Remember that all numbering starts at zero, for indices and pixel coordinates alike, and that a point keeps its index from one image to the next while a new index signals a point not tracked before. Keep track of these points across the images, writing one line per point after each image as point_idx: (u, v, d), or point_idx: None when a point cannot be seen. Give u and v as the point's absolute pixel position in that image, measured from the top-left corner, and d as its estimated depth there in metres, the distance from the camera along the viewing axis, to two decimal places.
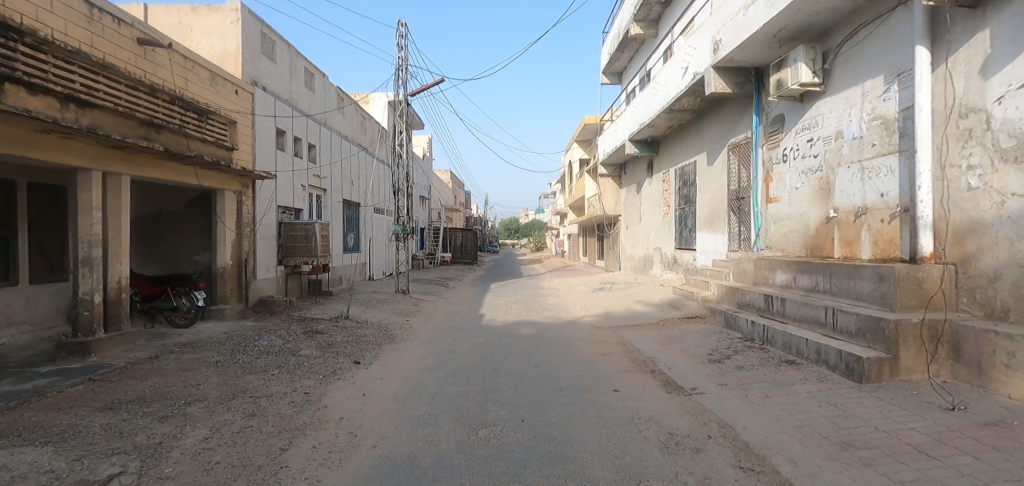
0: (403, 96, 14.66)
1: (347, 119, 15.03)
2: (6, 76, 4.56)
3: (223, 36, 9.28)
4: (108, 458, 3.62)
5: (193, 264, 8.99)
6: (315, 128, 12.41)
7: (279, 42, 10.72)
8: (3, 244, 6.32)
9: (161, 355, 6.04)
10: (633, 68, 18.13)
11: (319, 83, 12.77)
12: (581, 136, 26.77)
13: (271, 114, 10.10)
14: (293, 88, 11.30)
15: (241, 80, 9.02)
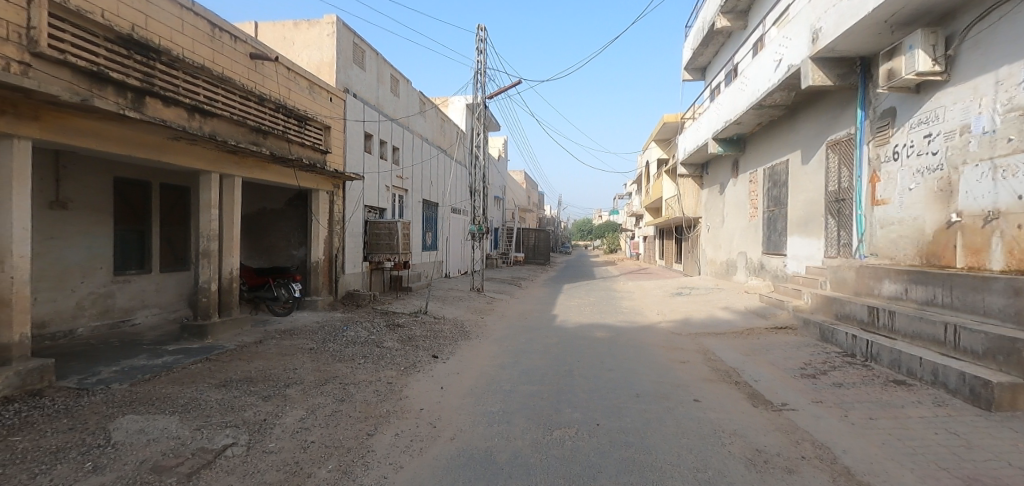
0: (481, 99, 15.01)
1: (428, 122, 15.69)
2: (146, 91, 5.33)
3: (320, 48, 10.04)
4: (222, 431, 4.17)
5: (290, 258, 9.79)
6: (399, 131, 13.08)
7: (369, 51, 11.39)
8: (140, 237, 7.19)
9: (265, 340, 6.64)
10: (718, 63, 17.25)
11: (403, 89, 13.44)
12: (659, 135, 25.98)
13: (360, 119, 10.75)
14: (380, 93, 11.97)
15: (335, 88, 9.68)
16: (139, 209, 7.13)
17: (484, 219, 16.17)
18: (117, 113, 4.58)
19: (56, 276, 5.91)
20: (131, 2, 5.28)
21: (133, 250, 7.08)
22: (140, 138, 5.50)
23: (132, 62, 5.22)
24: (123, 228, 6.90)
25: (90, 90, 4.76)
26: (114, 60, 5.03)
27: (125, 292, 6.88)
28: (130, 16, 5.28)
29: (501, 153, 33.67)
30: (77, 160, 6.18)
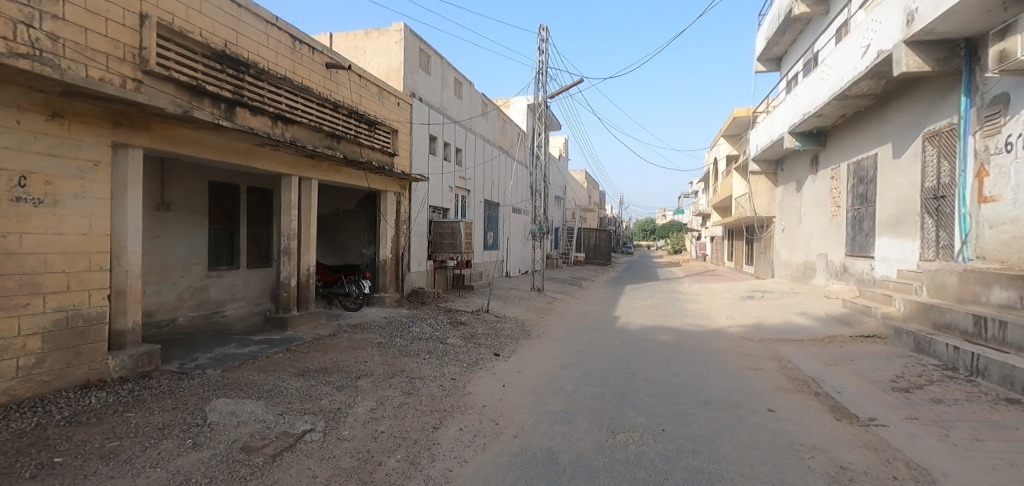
0: (542, 98, 15.05)
1: (490, 123, 15.94)
2: (237, 102, 5.82)
3: (389, 55, 10.50)
4: (302, 416, 4.47)
5: (360, 256, 10.29)
6: (462, 133, 13.40)
7: (434, 56, 11.76)
8: (230, 236, 7.85)
9: (338, 333, 7.04)
10: (795, 52, 16.22)
11: (466, 91, 13.75)
12: (729, 130, 24.79)
13: (426, 122, 11.11)
14: (444, 97, 12.32)
15: (402, 93, 10.06)
16: (229, 210, 7.77)
17: (545, 219, 16.18)
18: (212, 123, 5.03)
19: (160, 270, 6.59)
20: (225, 21, 5.80)
21: (225, 247, 7.74)
22: (232, 145, 6.02)
23: (225, 76, 5.73)
24: (217, 228, 7.56)
25: (190, 102, 5.29)
26: (210, 74, 5.55)
27: (218, 285, 7.54)
28: (224, 34, 5.79)
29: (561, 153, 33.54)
30: (179, 167, 6.84)
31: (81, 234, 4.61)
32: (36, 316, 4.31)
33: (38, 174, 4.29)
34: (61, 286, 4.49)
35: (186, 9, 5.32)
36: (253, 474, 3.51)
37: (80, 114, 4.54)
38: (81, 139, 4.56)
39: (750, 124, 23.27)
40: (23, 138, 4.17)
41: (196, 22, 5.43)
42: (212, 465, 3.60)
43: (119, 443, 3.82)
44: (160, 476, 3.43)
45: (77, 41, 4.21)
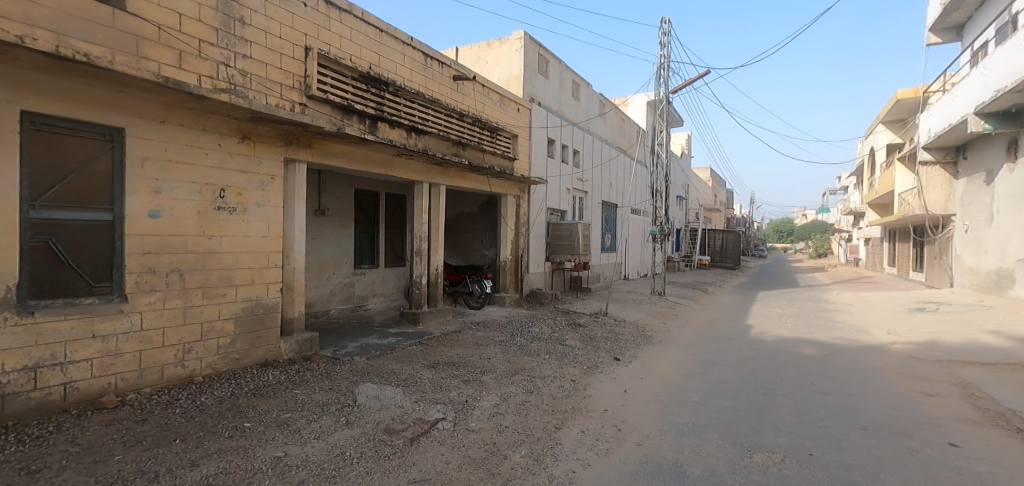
0: (664, 94, 14.45)
1: (608, 123, 15.75)
2: (379, 117, 6.49)
3: (509, 63, 10.90)
4: (434, 405, 4.82)
5: (482, 257, 10.79)
6: (579, 135, 13.42)
7: (552, 60, 11.94)
8: (371, 238, 8.76)
9: (464, 330, 7.47)
10: (984, 15, 13.47)
11: (584, 92, 13.75)
12: (891, 114, 21.40)
13: (544, 126, 11.31)
14: (562, 100, 12.44)
15: (522, 99, 10.37)
16: (371, 214, 8.68)
17: (666, 220, 15.48)
18: (360, 138, 5.67)
19: (317, 268, 7.59)
20: (370, 46, 6.49)
21: (367, 248, 8.66)
22: (374, 157, 6.72)
23: (369, 95, 6.42)
24: (361, 231, 8.49)
25: (342, 120, 6.02)
26: (357, 94, 6.26)
27: (363, 282, 8.47)
28: (370, 57, 6.48)
29: (683, 150, 31.81)
30: (333, 177, 7.81)
31: (262, 236, 5.50)
32: (230, 304, 5.23)
33: (232, 187, 5.20)
34: (248, 280, 5.39)
35: (340, 38, 6.06)
36: (395, 454, 3.88)
37: (262, 136, 5.45)
38: (262, 157, 5.46)
39: (919, 106, 19.81)
40: (222, 158, 5.10)
41: (347, 49, 6.16)
42: (362, 442, 4.06)
43: (290, 415, 4.48)
44: (322, 446, 3.96)
45: (260, 74, 5.14)
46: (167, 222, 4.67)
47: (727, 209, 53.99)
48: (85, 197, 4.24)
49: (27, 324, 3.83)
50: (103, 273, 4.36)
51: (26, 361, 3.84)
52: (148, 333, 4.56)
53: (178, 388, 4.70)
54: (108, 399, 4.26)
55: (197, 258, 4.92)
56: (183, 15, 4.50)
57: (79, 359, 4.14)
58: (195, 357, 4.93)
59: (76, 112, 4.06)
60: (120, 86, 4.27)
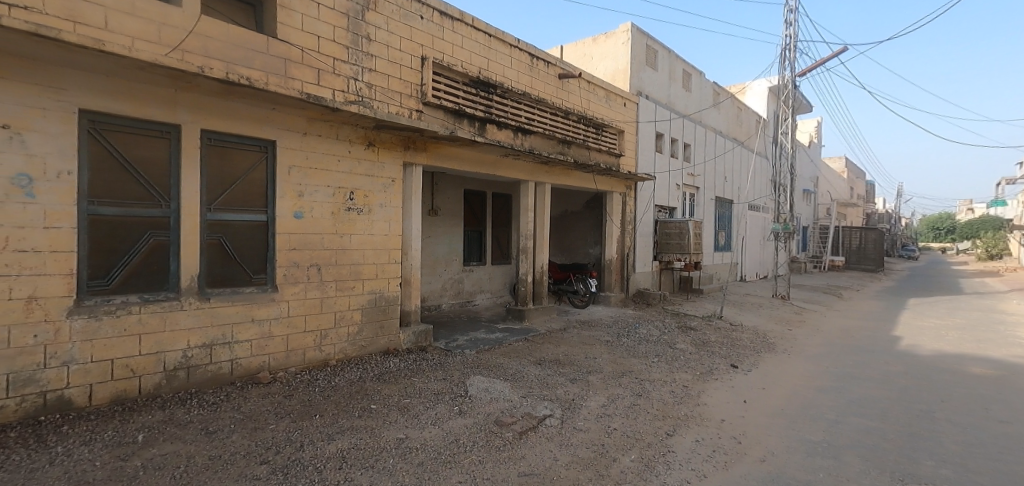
0: (789, 78, 13.18)
1: (722, 113, 14.76)
2: (487, 119, 6.72)
3: (616, 57, 10.70)
4: (541, 402, 4.88)
5: (586, 256, 10.76)
6: (691, 127, 12.76)
7: (661, 50, 11.50)
8: (479, 236, 9.13)
9: (568, 328, 7.48)
10: None
11: (696, 82, 13.02)
12: None
13: (652, 119, 10.91)
14: (672, 91, 11.90)
15: (630, 93, 10.11)
16: (479, 214, 9.04)
17: (791, 216, 14.03)
18: (470, 140, 5.92)
19: (431, 265, 8.10)
20: (480, 51, 6.74)
21: (475, 246, 9.05)
22: (482, 158, 6.98)
23: (478, 99, 6.68)
24: (470, 229, 8.89)
25: (454, 124, 6.34)
26: (468, 98, 6.55)
27: (472, 279, 8.87)
28: (479, 62, 6.73)
29: (811, 137, 28.60)
30: (444, 179, 8.27)
31: (385, 235, 6.00)
32: (358, 296, 5.76)
33: (360, 190, 5.73)
34: (372, 274, 5.90)
35: (453, 46, 6.38)
36: (504, 446, 4.00)
37: (384, 142, 5.93)
38: (384, 162, 5.94)
39: None
40: (352, 164, 5.63)
41: (459, 56, 6.46)
42: (474, 431, 4.24)
43: (409, 400, 4.83)
44: (437, 432, 4.21)
45: (383, 85, 5.60)
46: (308, 222, 5.28)
47: (866, 203, 47.38)
48: (247, 201, 4.95)
49: (205, 308, 4.60)
50: (259, 266, 5.05)
51: (205, 339, 4.63)
52: (294, 320, 5.21)
53: (317, 370, 5.32)
54: (263, 376, 4.95)
55: (331, 254, 5.49)
56: (321, 37, 5.05)
57: (242, 339, 4.86)
58: (330, 343, 5.52)
59: (239, 129, 4.77)
60: (272, 104, 4.92)
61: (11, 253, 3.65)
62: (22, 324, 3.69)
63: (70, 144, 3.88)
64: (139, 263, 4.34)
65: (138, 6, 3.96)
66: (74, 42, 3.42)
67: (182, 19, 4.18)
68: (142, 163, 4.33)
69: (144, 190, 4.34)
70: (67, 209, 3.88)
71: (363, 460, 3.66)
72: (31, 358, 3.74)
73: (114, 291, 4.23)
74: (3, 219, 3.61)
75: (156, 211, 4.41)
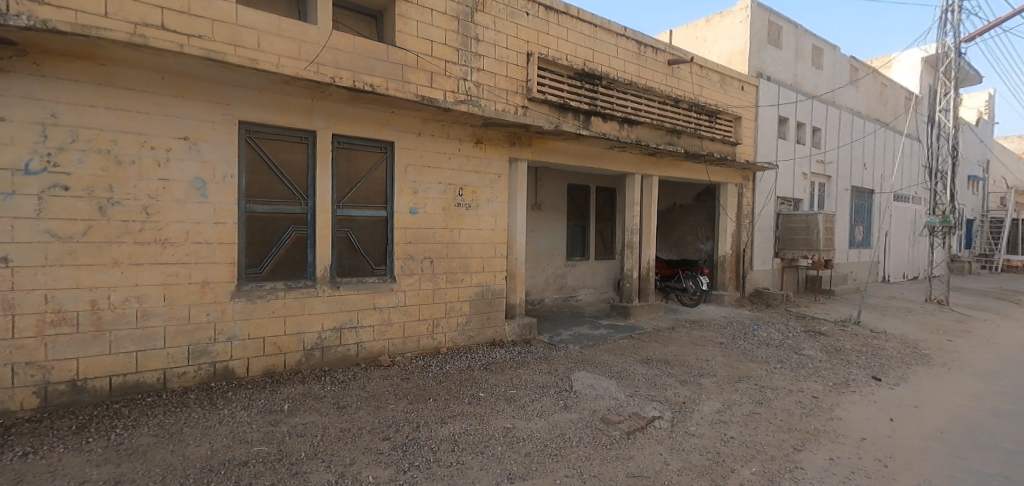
0: (952, 45, 11.24)
1: (862, 92, 13.05)
2: (593, 112, 6.61)
3: (732, 37, 9.95)
4: (650, 402, 4.71)
5: (696, 252, 10.22)
6: (822, 109, 11.46)
7: (786, 26, 10.44)
8: (582, 230, 9.05)
9: (677, 328, 7.15)
10: None
11: (828, 58, 11.65)
12: None
13: (775, 103, 9.97)
14: (798, 70, 10.76)
15: (749, 76, 9.32)
16: (582, 208, 8.98)
17: (950, 208, 11.95)
18: (576, 134, 5.87)
19: (534, 259, 8.22)
20: (585, 42, 6.64)
21: (578, 241, 9.00)
22: (586, 151, 6.89)
23: (583, 91, 6.59)
24: (573, 224, 8.86)
25: (559, 118, 6.33)
26: (573, 92, 6.49)
27: (574, 273, 8.84)
28: (584, 54, 6.62)
29: (978, 114, 24.03)
30: (548, 173, 8.33)
31: (491, 229, 6.19)
32: (467, 288, 6.01)
33: (469, 186, 5.96)
34: (480, 267, 6.12)
35: (558, 40, 6.36)
36: (612, 444, 3.92)
37: (492, 139, 6.10)
38: (491, 159, 6.12)
39: None
40: (462, 161, 5.88)
41: (564, 49, 6.42)
42: (580, 427, 4.21)
43: (515, 391, 4.93)
44: (544, 425, 4.25)
45: (490, 84, 5.75)
46: (422, 218, 5.62)
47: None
48: (370, 198, 5.39)
49: (336, 295, 5.11)
50: (380, 258, 5.47)
51: (336, 323, 5.14)
52: (410, 308, 5.58)
53: (430, 356, 5.65)
54: (384, 359, 5.38)
55: (443, 248, 5.79)
56: (434, 42, 5.32)
57: (366, 324, 5.32)
58: (442, 331, 5.84)
59: (362, 132, 5.20)
60: (391, 108, 5.28)
61: (190, 244, 4.36)
62: (198, 304, 4.40)
63: (232, 151, 4.51)
64: (284, 254, 4.94)
65: (283, 28, 4.50)
66: (234, 63, 3.96)
67: (318, 36, 4.67)
68: (286, 166, 4.90)
69: (288, 190, 4.92)
70: (230, 208, 4.54)
71: (474, 446, 3.82)
72: (205, 332, 4.45)
73: (266, 278, 4.85)
74: (186, 216, 4.32)
75: (297, 208, 4.98)
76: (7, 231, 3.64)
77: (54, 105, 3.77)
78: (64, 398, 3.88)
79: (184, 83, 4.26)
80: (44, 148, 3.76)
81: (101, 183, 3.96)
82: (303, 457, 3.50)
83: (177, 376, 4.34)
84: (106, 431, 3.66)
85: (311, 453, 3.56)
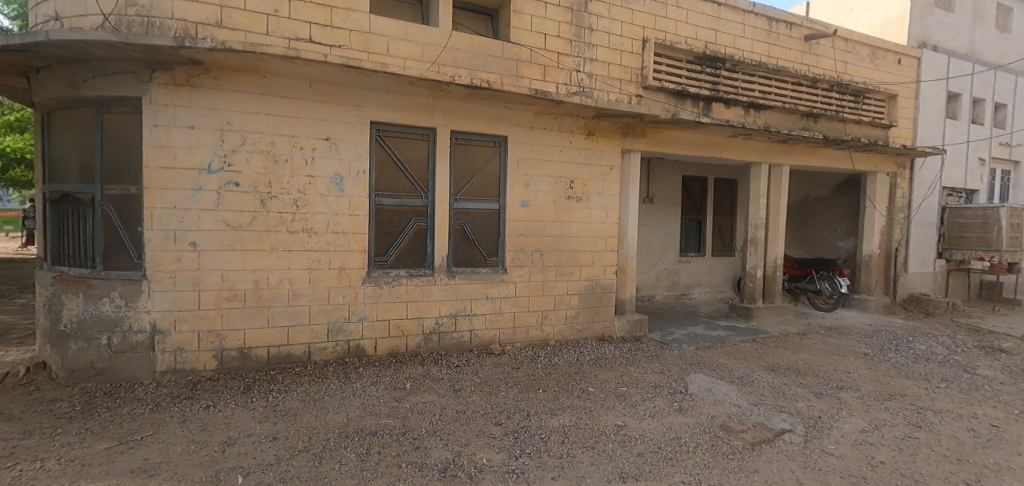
0: None
1: None
2: (714, 98, 6.18)
3: (887, 3, 8.68)
4: (778, 413, 4.30)
5: (834, 250, 9.33)
6: (1009, 81, 9.54)
7: None
8: (698, 225, 8.55)
9: (810, 334, 6.47)
10: None
11: (1019, 19, 9.65)
12: None
13: (942, 76, 8.50)
14: (976, 36, 9.06)
15: (907, 47, 8.05)
16: (698, 200, 8.50)
17: None
18: (696, 121, 5.53)
19: (646, 254, 7.96)
20: (707, 23, 6.21)
21: (693, 236, 8.52)
22: (706, 140, 6.49)
23: (704, 76, 6.19)
24: (688, 217, 8.41)
25: (677, 105, 6.02)
26: (692, 77, 6.13)
27: (688, 270, 8.39)
28: (706, 36, 6.20)
29: None
30: (662, 164, 7.98)
31: (602, 222, 6.09)
32: (576, 282, 5.99)
33: (580, 179, 5.91)
34: (590, 261, 6.06)
35: (677, 23, 6.02)
36: (733, 454, 3.63)
37: (604, 131, 5.98)
38: (603, 150, 6.00)
39: None
40: (573, 154, 5.84)
41: (684, 32, 6.06)
42: (697, 432, 3.98)
43: (627, 389, 4.81)
44: (657, 426, 4.08)
45: (604, 74, 5.62)
46: (532, 210, 5.69)
47: None
48: (484, 191, 5.58)
49: (451, 283, 5.38)
50: (493, 249, 5.65)
51: (452, 310, 5.42)
52: (519, 299, 5.70)
53: (538, 347, 5.74)
54: (495, 347, 5.58)
55: (552, 241, 5.82)
56: (548, 35, 5.32)
57: (479, 312, 5.55)
58: (551, 323, 5.89)
59: (478, 128, 5.39)
60: (507, 103, 5.41)
61: (330, 233, 4.87)
62: (335, 286, 4.90)
63: (364, 149, 4.93)
64: (406, 244, 5.31)
65: (410, 32, 4.81)
66: (368, 68, 4.31)
67: (439, 37, 4.91)
68: (410, 162, 5.25)
69: (411, 184, 5.28)
70: (362, 201, 4.98)
71: (584, 440, 3.79)
72: (341, 312, 4.95)
73: (391, 266, 5.25)
74: (327, 208, 4.83)
75: (418, 202, 5.31)
76: (196, 221, 4.36)
77: (228, 113, 4.41)
78: (234, 362, 4.58)
79: (327, 88, 4.74)
80: (221, 150, 4.42)
81: (263, 180, 4.57)
82: (424, 433, 3.75)
83: (319, 351, 4.89)
84: (265, 393, 4.25)
85: (431, 430, 3.80)
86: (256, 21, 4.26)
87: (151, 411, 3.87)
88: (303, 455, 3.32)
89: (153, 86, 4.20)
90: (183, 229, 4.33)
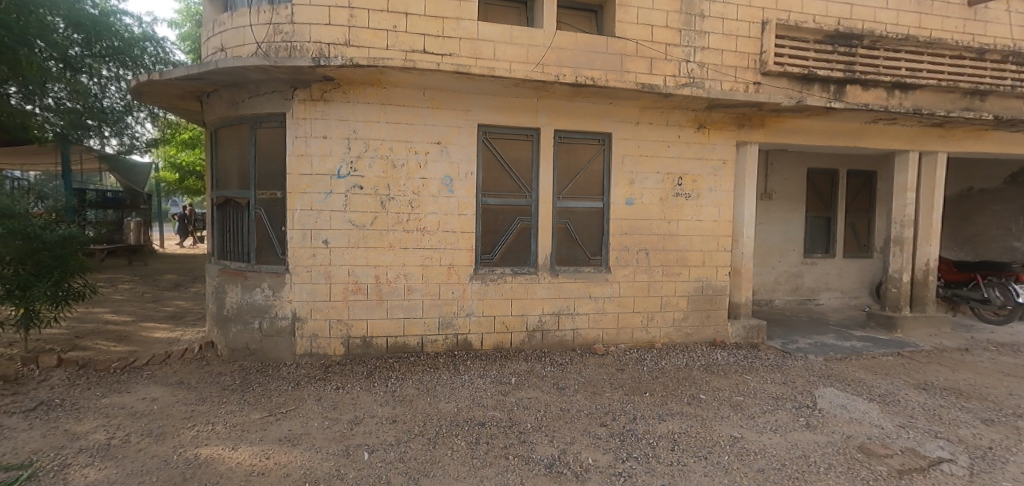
0: None
1: None
2: (848, 80, 5.52)
3: None
4: (934, 439, 3.71)
5: (1008, 252, 8.09)
6: None
7: None
8: (827, 223, 7.72)
9: (974, 350, 5.54)
10: None
11: None
12: None
13: None
14: None
15: None
16: (827, 196, 7.68)
17: None
18: (826, 107, 5.00)
19: (763, 254, 7.38)
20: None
21: (821, 235, 7.71)
22: (839, 127, 5.83)
23: (835, 56, 5.56)
24: (815, 215, 7.64)
25: (802, 91, 5.49)
26: (821, 59, 5.53)
27: (814, 273, 7.60)
28: (837, 12, 5.58)
29: None
30: (782, 157, 7.33)
31: (713, 220, 5.75)
32: (684, 283, 5.72)
33: (689, 175, 5.63)
34: (700, 262, 5.75)
35: (802, 1, 5.49)
36: (876, 481, 3.19)
37: (716, 123, 5.64)
38: (715, 144, 5.66)
39: None
40: (681, 149, 5.58)
41: (810, 10, 5.51)
42: (830, 452, 3.58)
43: (743, 399, 4.48)
44: (781, 441, 3.75)
45: (717, 62, 5.30)
46: (637, 209, 5.53)
47: None
48: (588, 190, 5.54)
49: (555, 282, 5.42)
50: (596, 248, 5.60)
51: (555, 308, 5.46)
52: (624, 299, 5.58)
53: (644, 350, 5.58)
54: (599, 347, 5.52)
55: (659, 239, 5.62)
56: (655, 26, 5.13)
57: (582, 312, 5.52)
58: (657, 325, 5.69)
59: (581, 126, 5.36)
60: (612, 99, 5.31)
61: (441, 232, 5.15)
62: (445, 282, 5.18)
63: (472, 152, 5.15)
64: (511, 243, 5.44)
65: (515, 35, 4.92)
66: (477, 73, 4.48)
67: (544, 38, 4.95)
68: (515, 162, 5.39)
69: (515, 184, 5.40)
70: (470, 201, 5.20)
71: (695, 449, 3.60)
72: (450, 307, 5.22)
73: (496, 263, 5.43)
74: (438, 208, 5.12)
75: (522, 201, 5.42)
76: (328, 221, 4.87)
77: (354, 123, 4.85)
78: (358, 349, 5.05)
79: (439, 95, 5.02)
80: (348, 157, 4.87)
81: (382, 183, 4.97)
82: (530, 428, 3.82)
83: (431, 342, 5.21)
84: (385, 379, 4.63)
85: (536, 425, 3.86)
86: (378, 37, 4.64)
87: (292, 389, 4.41)
88: (419, 439, 3.56)
89: (294, 102, 4.77)
90: (317, 228, 4.86)
